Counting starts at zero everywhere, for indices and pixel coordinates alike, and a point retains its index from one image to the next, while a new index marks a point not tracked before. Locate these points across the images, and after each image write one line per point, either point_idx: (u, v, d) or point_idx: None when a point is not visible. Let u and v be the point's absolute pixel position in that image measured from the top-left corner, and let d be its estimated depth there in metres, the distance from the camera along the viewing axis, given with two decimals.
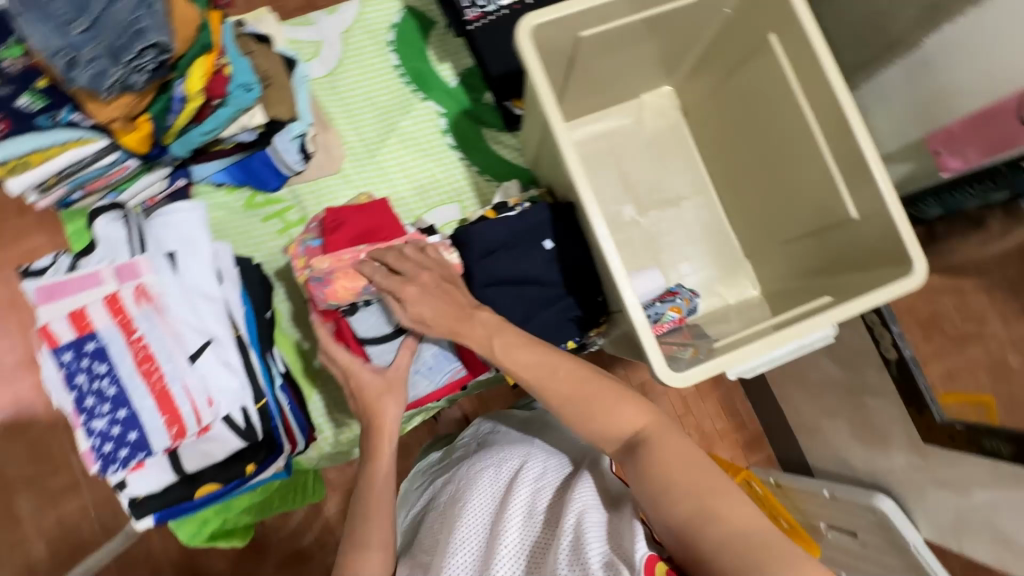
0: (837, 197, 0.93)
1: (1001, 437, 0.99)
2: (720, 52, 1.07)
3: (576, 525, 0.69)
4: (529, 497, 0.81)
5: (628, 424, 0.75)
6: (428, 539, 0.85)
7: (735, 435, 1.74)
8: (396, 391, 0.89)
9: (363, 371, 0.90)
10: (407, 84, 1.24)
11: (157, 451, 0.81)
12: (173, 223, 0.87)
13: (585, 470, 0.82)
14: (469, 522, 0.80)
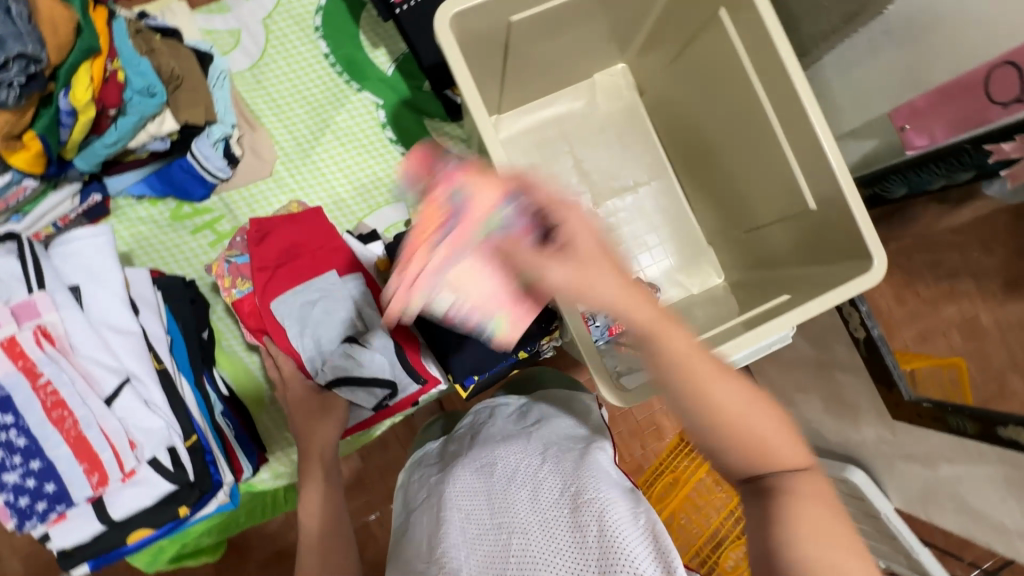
0: (794, 183, 0.87)
1: (966, 415, 0.94)
2: (670, 26, 0.98)
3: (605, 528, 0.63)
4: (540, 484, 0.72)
5: (790, 459, 0.55)
6: (427, 536, 0.74)
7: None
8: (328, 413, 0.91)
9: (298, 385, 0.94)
10: (340, 74, 1.14)
11: (79, 502, 0.76)
12: (77, 252, 0.81)
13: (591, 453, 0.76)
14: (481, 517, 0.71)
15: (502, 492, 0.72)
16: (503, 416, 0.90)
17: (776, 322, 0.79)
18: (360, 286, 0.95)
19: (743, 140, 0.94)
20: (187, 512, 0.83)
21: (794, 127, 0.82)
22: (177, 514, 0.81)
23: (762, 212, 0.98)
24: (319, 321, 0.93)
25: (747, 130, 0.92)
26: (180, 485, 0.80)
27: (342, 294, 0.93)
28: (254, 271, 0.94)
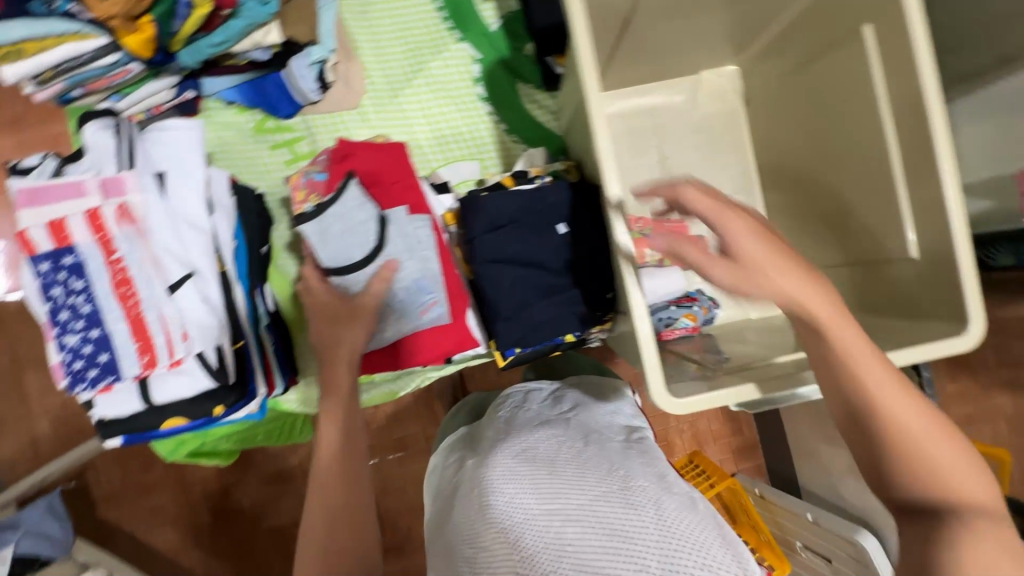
0: (897, 228, 0.81)
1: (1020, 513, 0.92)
2: (796, 36, 0.92)
3: (657, 512, 0.60)
4: (585, 456, 0.71)
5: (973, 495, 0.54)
6: (462, 502, 0.73)
7: (727, 438, 1.51)
8: (358, 320, 0.85)
9: (328, 292, 0.87)
10: (443, 20, 1.12)
11: (127, 378, 0.78)
12: (166, 141, 0.82)
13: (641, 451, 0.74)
14: (517, 471, 0.69)
15: (553, 456, 0.71)
16: (536, 401, 0.91)
17: None
18: (424, 227, 0.89)
19: (849, 171, 0.89)
20: (221, 413, 0.85)
21: (914, 164, 0.76)
22: (212, 412, 0.84)
23: (849, 250, 0.93)
24: (361, 235, 0.87)
25: (856, 161, 0.86)
26: (219, 384, 0.83)
27: (404, 231, 0.88)
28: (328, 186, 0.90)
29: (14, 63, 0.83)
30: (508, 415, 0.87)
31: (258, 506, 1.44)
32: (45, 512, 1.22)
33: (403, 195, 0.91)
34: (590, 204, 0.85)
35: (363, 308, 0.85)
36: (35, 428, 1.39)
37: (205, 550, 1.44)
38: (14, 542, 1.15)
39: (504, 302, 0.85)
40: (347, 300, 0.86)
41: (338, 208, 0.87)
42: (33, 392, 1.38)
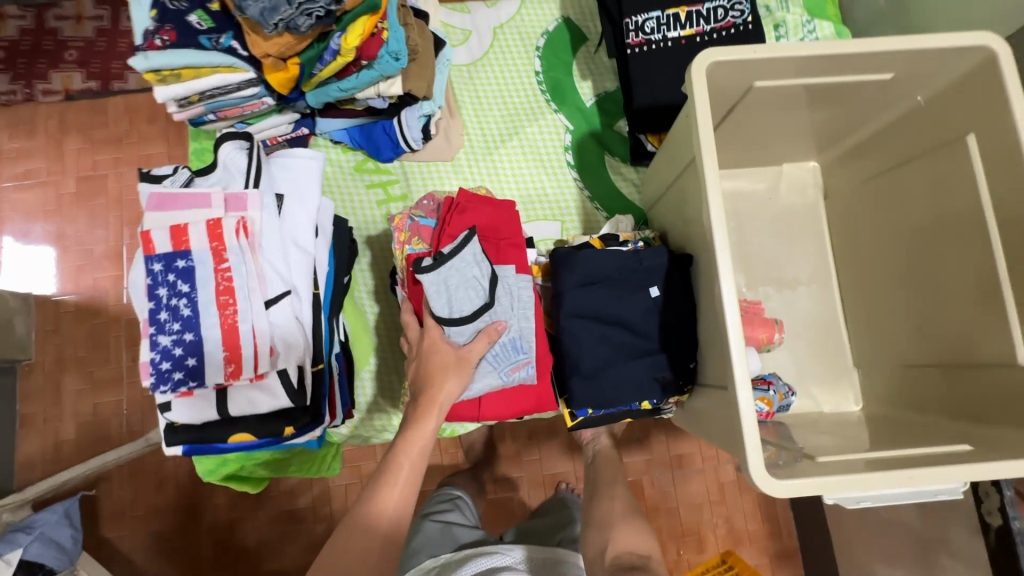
0: (1001, 336, 0.79)
1: None
2: (888, 140, 0.97)
3: None
4: None
5: None
6: None
7: (765, 541, 1.33)
8: (461, 371, 0.87)
9: (441, 342, 0.88)
10: (543, 92, 1.21)
11: (209, 385, 0.79)
12: (290, 167, 0.88)
13: None
14: None
15: None
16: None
17: (954, 469, 0.69)
18: (527, 286, 0.93)
19: (943, 271, 0.88)
20: (290, 434, 0.83)
21: None
22: (282, 432, 0.82)
23: (936, 352, 0.91)
24: (470, 289, 0.89)
25: (952, 263, 0.86)
26: (295, 405, 0.81)
27: (507, 286, 0.92)
28: (439, 235, 0.94)
29: (168, 85, 0.93)
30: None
31: (267, 547, 1.36)
32: (61, 518, 1.14)
33: (510, 252, 0.95)
34: (684, 273, 0.87)
35: (468, 362, 0.87)
36: (60, 432, 1.36)
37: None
38: (24, 545, 1.08)
39: (586, 359, 0.84)
40: (450, 351, 0.88)
41: (457, 262, 0.88)
42: (70, 393, 1.37)
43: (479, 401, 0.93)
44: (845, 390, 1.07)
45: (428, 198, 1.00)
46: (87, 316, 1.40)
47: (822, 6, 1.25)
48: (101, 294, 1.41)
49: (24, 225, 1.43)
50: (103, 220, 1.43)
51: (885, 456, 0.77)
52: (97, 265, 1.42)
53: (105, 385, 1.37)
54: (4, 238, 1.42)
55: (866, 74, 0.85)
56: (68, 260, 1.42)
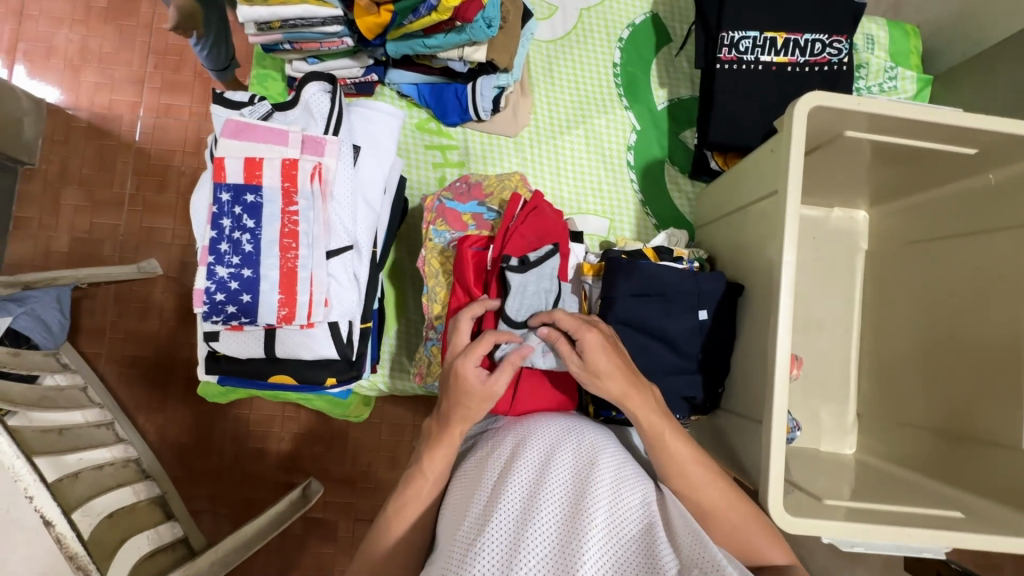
0: (1013, 418, 0.85)
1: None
2: (948, 210, 1.00)
3: (537, 476, 0.69)
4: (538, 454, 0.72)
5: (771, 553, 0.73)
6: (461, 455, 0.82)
7: None
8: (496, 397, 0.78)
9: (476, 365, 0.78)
10: (617, 85, 1.20)
11: (260, 323, 0.79)
12: (370, 120, 0.87)
13: (594, 450, 0.74)
14: (488, 454, 0.75)
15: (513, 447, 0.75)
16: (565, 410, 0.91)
17: (944, 533, 0.76)
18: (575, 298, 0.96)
19: (966, 347, 0.93)
20: (330, 384, 0.85)
21: None
22: (323, 381, 0.84)
23: (938, 418, 0.97)
24: (534, 294, 0.88)
25: (980, 344, 0.91)
26: (339, 358, 0.83)
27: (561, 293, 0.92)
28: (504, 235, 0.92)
29: (254, 6, 0.90)
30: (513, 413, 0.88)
31: (245, 431, 1.44)
32: (54, 300, 1.28)
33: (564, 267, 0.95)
34: (734, 301, 0.89)
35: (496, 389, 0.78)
36: (53, 240, 1.40)
37: (192, 463, 1.42)
38: (13, 316, 1.21)
39: None
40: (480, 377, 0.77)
41: (536, 275, 0.87)
42: (68, 207, 1.41)
43: (513, 398, 0.87)
44: (847, 432, 1.13)
45: (460, 182, 1.02)
46: (97, 134, 1.43)
47: (905, 54, 1.24)
48: (114, 116, 1.44)
49: (47, 30, 1.43)
50: (131, 43, 1.44)
51: (877, 509, 0.84)
52: (116, 87, 1.44)
53: (103, 205, 1.41)
54: (18, 66, 1.42)
55: (951, 145, 0.89)
56: (86, 79, 1.43)
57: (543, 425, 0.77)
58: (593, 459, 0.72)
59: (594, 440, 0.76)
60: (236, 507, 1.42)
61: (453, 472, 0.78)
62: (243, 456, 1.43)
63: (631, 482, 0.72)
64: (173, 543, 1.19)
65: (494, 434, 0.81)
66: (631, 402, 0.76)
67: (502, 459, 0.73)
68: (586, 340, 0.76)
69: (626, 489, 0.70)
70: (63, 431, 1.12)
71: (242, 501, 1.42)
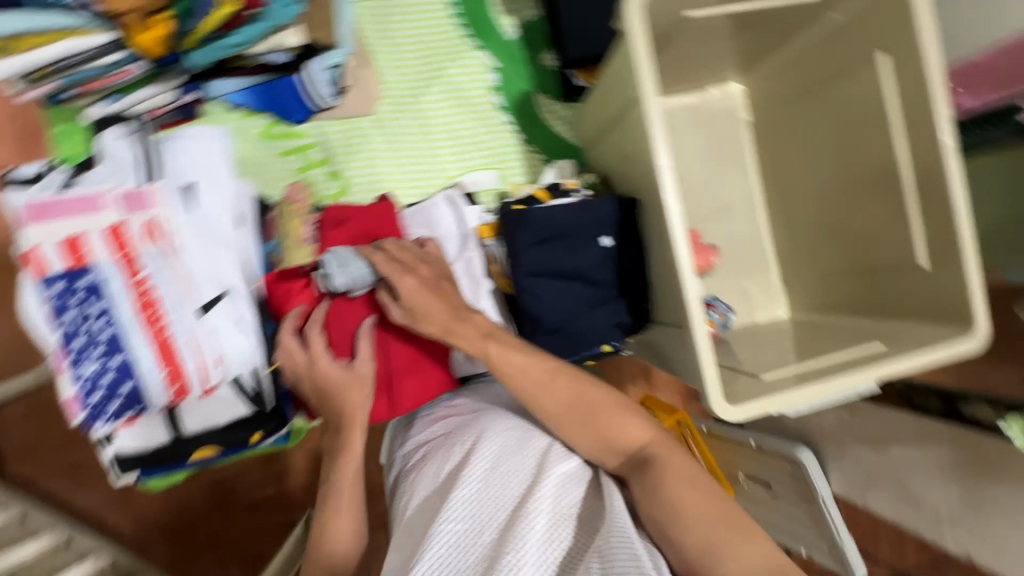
0: (905, 239, 0.88)
1: (932, 391, 1.11)
2: (807, 61, 1.00)
3: (475, 503, 0.69)
4: (479, 480, 0.71)
5: (635, 435, 0.76)
6: (408, 479, 0.81)
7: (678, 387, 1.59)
8: (364, 383, 0.81)
9: (328, 362, 0.80)
10: (460, 26, 1.11)
11: (154, 407, 0.73)
12: (191, 152, 0.77)
13: (540, 467, 0.73)
14: (432, 482, 0.75)
15: (455, 474, 0.74)
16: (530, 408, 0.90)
17: (872, 370, 0.81)
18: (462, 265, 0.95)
19: (856, 188, 0.96)
20: (258, 439, 0.80)
21: (927, 188, 0.83)
22: (248, 439, 0.79)
23: (850, 260, 1.01)
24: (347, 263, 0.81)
25: (866, 178, 0.94)
26: (256, 411, 0.79)
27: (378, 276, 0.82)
28: (325, 253, 0.84)
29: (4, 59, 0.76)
30: (459, 412, 0.88)
31: (216, 498, 1.37)
32: None
33: None
34: (632, 217, 0.87)
35: (362, 373, 0.81)
36: None
37: (172, 548, 1.35)
38: None
39: (547, 316, 0.86)
40: (339, 371, 0.80)
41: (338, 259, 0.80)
42: None
43: (392, 397, 0.88)
44: (775, 296, 1.18)
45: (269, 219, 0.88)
46: None
47: None
48: None
49: None
50: None
51: (813, 367, 0.88)
52: None
53: None
54: None
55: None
56: None
57: (491, 426, 0.79)
58: (540, 458, 0.74)
59: (544, 438, 0.78)
60: (236, 569, 1.37)
61: (406, 481, 0.81)
62: (224, 521, 1.37)
63: (580, 486, 0.72)
64: None
65: (437, 455, 0.80)
66: (456, 334, 0.78)
67: (443, 489, 0.73)
68: (402, 285, 0.78)
69: (570, 484, 0.71)
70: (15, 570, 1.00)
71: (239, 564, 1.38)
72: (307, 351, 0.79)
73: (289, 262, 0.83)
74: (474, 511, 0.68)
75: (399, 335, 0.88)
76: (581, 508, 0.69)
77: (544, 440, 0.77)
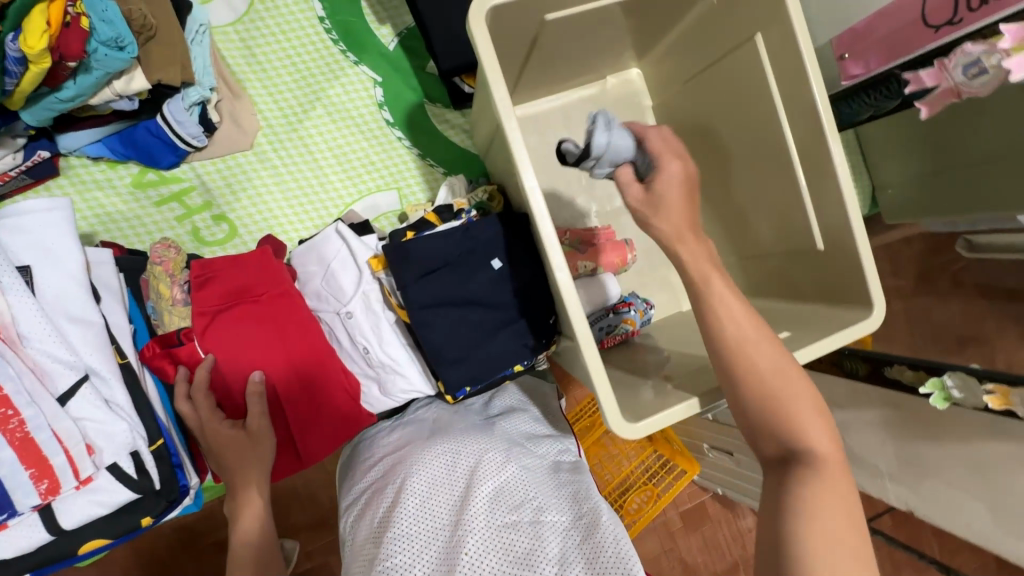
0: (803, 221, 0.87)
1: (859, 358, 1.08)
2: (693, 44, 0.97)
3: (409, 542, 0.69)
4: (411, 516, 0.71)
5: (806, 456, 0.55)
6: (350, 515, 0.80)
7: None
8: (259, 445, 0.82)
9: (220, 426, 0.79)
10: (335, 42, 1.04)
11: (24, 510, 0.67)
12: (27, 226, 0.71)
13: (471, 491, 0.72)
14: (368, 521, 0.74)
15: (388, 510, 0.73)
16: (463, 417, 0.88)
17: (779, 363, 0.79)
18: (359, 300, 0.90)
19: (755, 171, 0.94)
20: (151, 521, 0.76)
21: (817, 169, 0.81)
22: (140, 522, 0.75)
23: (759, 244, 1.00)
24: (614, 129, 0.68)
25: (758, 163, 0.91)
26: (144, 493, 0.74)
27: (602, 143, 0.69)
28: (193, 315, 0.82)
29: None
30: (396, 441, 0.85)
31: None
32: None
33: (290, 310, 0.85)
34: (523, 234, 0.83)
35: (255, 434, 0.82)
36: None
37: None
38: None
39: (447, 348, 0.82)
40: (232, 432, 0.80)
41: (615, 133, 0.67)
42: None
43: (298, 448, 0.88)
44: None
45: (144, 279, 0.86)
46: None
47: None
48: None
49: None
50: None
51: None
52: None
53: None
54: None
55: None
56: None
57: (420, 455, 0.77)
58: (470, 479, 0.73)
59: (473, 455, 0.76)
60: None
61: (346, 519, 0.80)
62: None
63: (515, 503, 0.71)
64: None
65: (373, 489, 0.78)
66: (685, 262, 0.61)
67: (377, 529, 0.72)
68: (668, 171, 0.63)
69: (504, 499, 0.71)
70: None
71: None
72: (196, 414, 0.79)
73: (167, 326, 0.83)
74: (408, 551, 0.68)
75: (290, 386, 0.85)
76: (516, 522, 0.69)
77: (474, 458, 0.76)
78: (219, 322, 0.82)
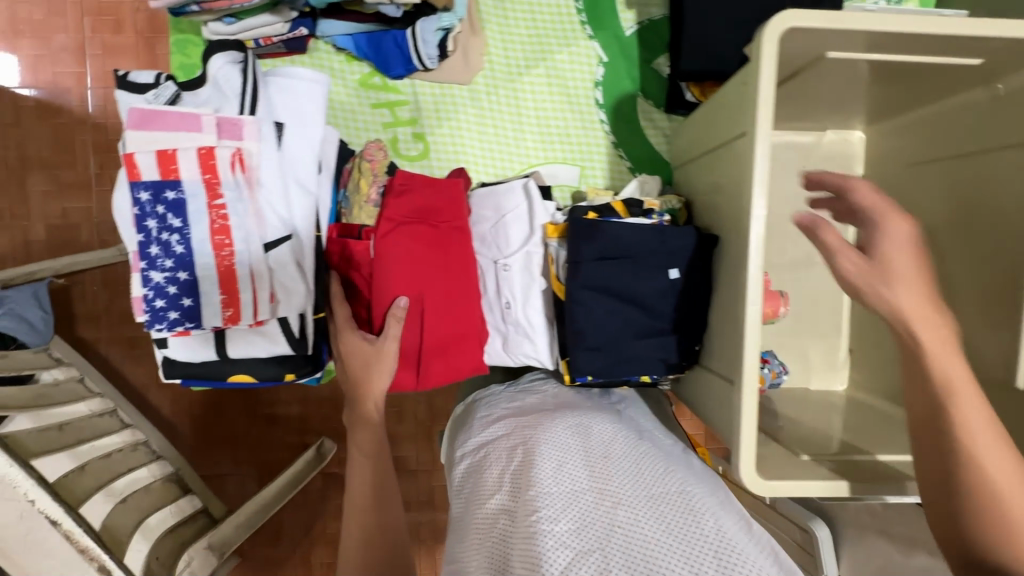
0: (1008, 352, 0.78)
1: None
2: (944, 128, 0.89)
3: (551, 482, 0.62)
4: (550, 459, 0.66)
5: None
6: (473, 472, 0.75)
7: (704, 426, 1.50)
8: (385, 361, 0.84)
9: (356, 336, 0.85)
10: (578, 12, 1.06)
11: (206, 327, 0.76)
12: (292, 90, 0.79)
13: (614, 448, 0.67)
14: (500, 466, 0.69)
15: (524, 456, 0.69)
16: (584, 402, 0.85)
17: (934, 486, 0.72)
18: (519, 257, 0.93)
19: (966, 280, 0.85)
20: (292, 379, 0.83)
21: None
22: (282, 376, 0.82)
23: None
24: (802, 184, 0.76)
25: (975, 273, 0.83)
26: (296, 352, 0.81)
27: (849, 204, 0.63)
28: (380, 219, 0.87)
29: None
30: (519, 411, 0.84)
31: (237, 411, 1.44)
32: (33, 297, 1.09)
33: (463, 243, 0.89)
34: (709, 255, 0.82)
35: (386, 351, 0.85)
36: None
37: None
38: None
39: (591, 334, 0.83)
40: (367, 343, 0.85)
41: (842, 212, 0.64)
42: None
43: (419, 372, 0.89)
44: (837, 369, 1.08)
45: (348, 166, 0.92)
46: None
47: None
48: None
49: None
50: None
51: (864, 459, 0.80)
52: None
53: None
54: None
55: (954, 57, 0.77)
56: None
57: (552, 421, 0.75)
58: (607, 440, 0.69)
59: (606, 428, 0.73)
60: None
61: (469, 474, 0.75)
62: None
63: (663, 466, 0.65)
64: (193, 515, 1.13)
65: (500, 445, 0.75)
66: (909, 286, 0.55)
67: (512, 474, 0.67)
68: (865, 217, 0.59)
69: (648, 459, 0.66)
70: (63, 425, 1.00)
71: None
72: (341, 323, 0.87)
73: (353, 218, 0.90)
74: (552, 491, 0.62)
75: (435, 313, 0.88)
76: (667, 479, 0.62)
77: (611, 430, 0.72)
78: (400, 232, 0.86)
